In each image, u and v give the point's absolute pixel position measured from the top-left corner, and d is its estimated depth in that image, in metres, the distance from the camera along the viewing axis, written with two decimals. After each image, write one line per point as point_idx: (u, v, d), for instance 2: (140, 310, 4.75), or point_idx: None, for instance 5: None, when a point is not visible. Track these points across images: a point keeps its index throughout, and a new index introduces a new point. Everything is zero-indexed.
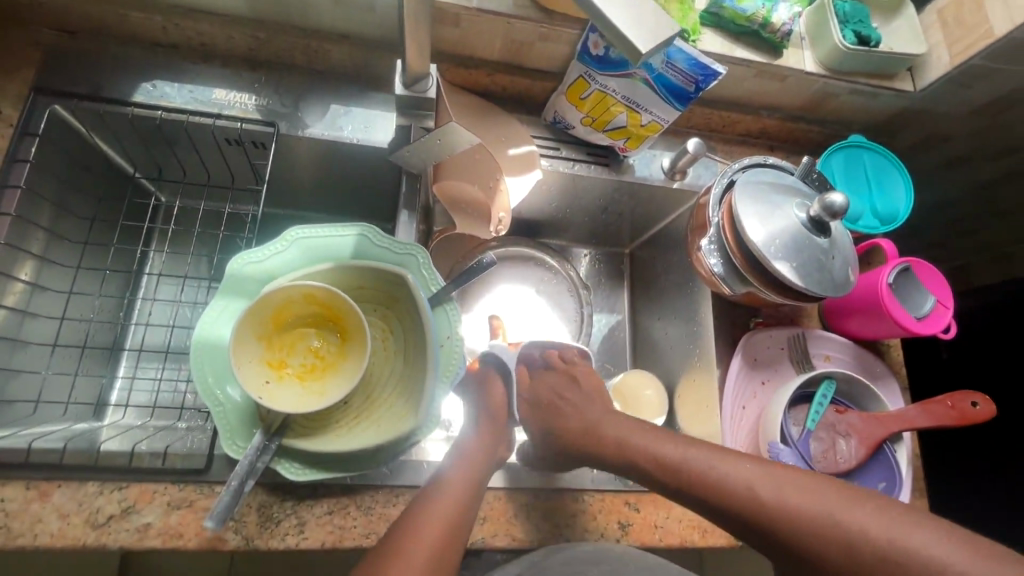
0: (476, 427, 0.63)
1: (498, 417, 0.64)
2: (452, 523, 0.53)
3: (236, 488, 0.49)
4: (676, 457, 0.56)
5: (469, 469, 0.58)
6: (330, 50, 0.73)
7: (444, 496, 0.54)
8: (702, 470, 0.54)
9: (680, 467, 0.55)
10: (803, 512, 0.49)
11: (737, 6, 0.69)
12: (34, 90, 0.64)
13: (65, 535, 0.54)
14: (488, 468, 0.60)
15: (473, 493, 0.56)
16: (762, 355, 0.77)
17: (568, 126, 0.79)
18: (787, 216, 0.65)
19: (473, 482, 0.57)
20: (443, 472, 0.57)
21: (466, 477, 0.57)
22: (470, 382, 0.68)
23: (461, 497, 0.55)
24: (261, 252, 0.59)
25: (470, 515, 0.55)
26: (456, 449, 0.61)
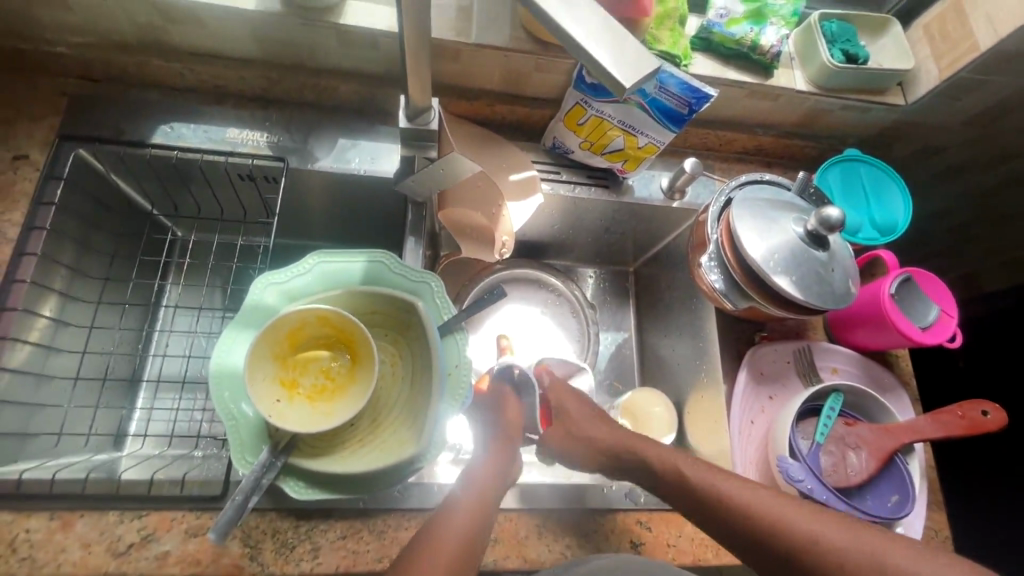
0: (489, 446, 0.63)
1: (509, 437, 0.64)
2: (465, 540, 0.52)
3: (241, 502, 0.50)
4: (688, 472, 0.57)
5: (479, 495, 0.57)
6: (337, 87, 0.76)
7: (442, 533, 0.52)
8: None
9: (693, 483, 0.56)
10: (827, 540, 0.49)
11: (725, 30, 0.72)
12: (60, 137, 0.68)
13: (87, 563, 0.56)
14: (500, 490, 0.59)
15: (480, 522, 0.54)
16: (768, 368, 0.77)
17: (568, 150, 0.81)
18: (784, 230, 0.66)
19: (481, 508, 0.56)
20: (454, 499, 0.56)
21: (475, 504, 0.56)
22: (483, 403, 0.69)
23: (464, 532, 0.53)
24: (284, 274, 0.62)
25: (480, 543, 0.53)
26: (468, 471, 0.60)
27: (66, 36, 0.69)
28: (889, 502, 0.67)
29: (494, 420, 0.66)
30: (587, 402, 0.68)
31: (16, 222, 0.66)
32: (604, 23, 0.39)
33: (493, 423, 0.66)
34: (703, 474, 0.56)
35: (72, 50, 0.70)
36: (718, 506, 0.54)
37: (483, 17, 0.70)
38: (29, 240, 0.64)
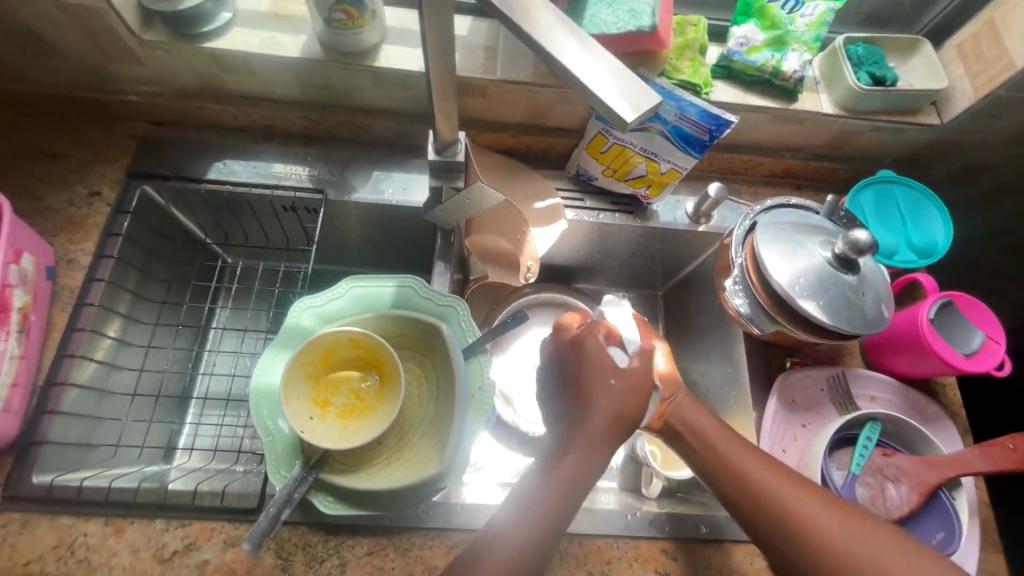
0: (592, 422, 0.55)
1: (617, 421, 0.56)
2: (540, 529, 0.52)
3: (273, 515, 0.54)
4: (724, 449, 0.59)
5: (564, 478, 0.54)
6: (371, 124, 0.81)
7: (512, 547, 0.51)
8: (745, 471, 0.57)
9: (723, 453, 0.59)
10: None
11: (746, 58, 0.73)
12: (128, 175, 0.76)
13: (136, 568, 0.60)
14: (585, 484, 0.55)
15: (555, 526, 0.53)
16: (800, 396, 0.75)
17: (592, 177, 0.83)
18: (810, 254, 0.66)
19: (558, 514, 0.53)
20: (534, 483, 0.54)
21: (557, 490, 0.53)
22: (597, 366, 0.57)
23: (537, 542, 0.51)
24: (320, 298, 0.67)
25: (557, 530, 0.53)
26: (550, 463, 0.55)
27: (137, 86, 0.77)
28: (934, 539, 0.63)
29: (612, 394, 0.56)
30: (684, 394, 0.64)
31: (89, 252, 0.73)
32: (609, 64, 0.41)
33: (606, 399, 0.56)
34: (734, 447, 0.59)
35: (141, 97, 0.78)
36: (748, 480, 0.56)
37: (508, 55, 0.74)
38: (99, 267, 0.71)
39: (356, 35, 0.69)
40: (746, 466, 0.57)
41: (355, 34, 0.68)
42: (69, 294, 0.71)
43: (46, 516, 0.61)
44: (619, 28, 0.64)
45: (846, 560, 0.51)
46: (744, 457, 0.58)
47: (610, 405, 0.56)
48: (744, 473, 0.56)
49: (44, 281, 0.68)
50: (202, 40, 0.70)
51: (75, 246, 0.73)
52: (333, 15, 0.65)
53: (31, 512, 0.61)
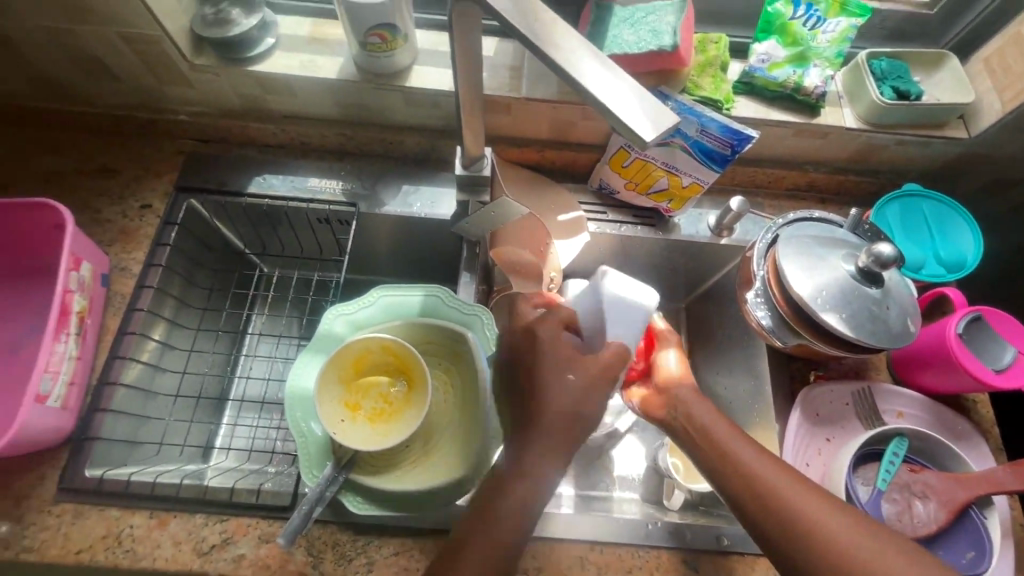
0: (552, 424, 0.56)
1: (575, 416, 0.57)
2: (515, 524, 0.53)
3: (306, 514, 0.58)
4: (734, 449, 0.58)
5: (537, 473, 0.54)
6: (402, 140, 0.85)
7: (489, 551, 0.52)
8: (757, 474, 0.56)
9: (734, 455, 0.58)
10: None
11: (768, 74, 0.74)
12: (177, 189, 0.82)
13: (177, 560, 0.63)
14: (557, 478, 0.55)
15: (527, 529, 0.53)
16: (824, 409, 0.74)
17: (614, 191, 0.85)
18: (832, 267, 0.66)
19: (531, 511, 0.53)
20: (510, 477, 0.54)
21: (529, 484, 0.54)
22: (552, 360, 0.58)
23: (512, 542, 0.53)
24: (352, 306, 0.71)
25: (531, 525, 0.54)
26: (519, 457, 0.55)
27: (186, 106, 0.83)
28: (964, 558, 0.62)
29: (568, 387, 0.57)
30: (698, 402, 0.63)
31: (139, 260, 0.78)
32: (627, 88, 0.44)
33: (572, 398, 0.56)
34: (748, 452, 0.58)
35: (190, 117, 0.84)
36: (758, 484, 0.55)
37: (533, 74, 0.77)
38: (148, 275, 0.76)
39: (389, 57, 0.73)
40: (757, 469, 0.56)
41: (388, 56, 0.72)
42: (121, 299, 0.76)
43: (96, 507, 0.65)
44: (641, 47, 0.66)
45: (857, 565, 0.50)
46: (755, 461, 0.57)
47: (565, 399, 0.57)
48: (754, 475, 0.56)
49: (99, 288, 0.73)
50: (246, 63, 0.74)
51: (127, 255, 0.78)
52: (368, 39, 0.69)
53: (84, 503, 0.65)
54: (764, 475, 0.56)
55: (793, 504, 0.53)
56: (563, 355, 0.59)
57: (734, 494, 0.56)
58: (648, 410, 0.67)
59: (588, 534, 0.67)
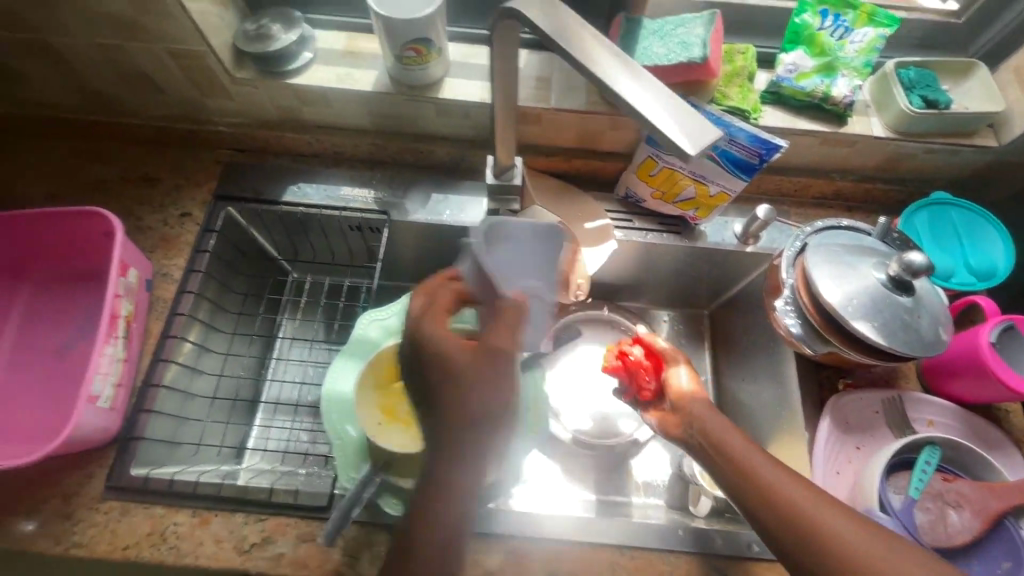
0: (468, 423, 0.54)
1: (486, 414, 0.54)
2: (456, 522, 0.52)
3: (342, 515, 0.59)
4: (750, 463, 0.58)
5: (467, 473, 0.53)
6: (433, 149, 0.87)
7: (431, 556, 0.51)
8: (773, 482, 0.56)
9: (747, 464, 0.58)
10: None
11: (795, 84, 0.75)
12: (216, 197, 0.85)
13: (219, 557, 0.65)
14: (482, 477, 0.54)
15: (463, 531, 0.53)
16: (854, 417, 0.74)
17: (641, 200, 0.86)
18: (863, 276, 0.66)
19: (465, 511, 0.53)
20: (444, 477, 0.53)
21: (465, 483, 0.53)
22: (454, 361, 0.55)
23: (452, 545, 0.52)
24: (385, 312, 0.73)
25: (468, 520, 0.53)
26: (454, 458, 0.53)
27: (225, 118, 0.86)
28: (999, 569, 0.62)
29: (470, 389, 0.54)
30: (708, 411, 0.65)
31: (180, 266, 0.81)
32: (672, 104, 0.45)
33: (475, 392, 0.54)
34: (768, 465, 0.57)
35: (229, 128, 0.87)
36: (772, 491, 0.55)
37: (562, 85, 0.79)
38: (189, 281, 0.78)
39: (423, 70, 0.75)
40: (770, 476, 0.56)
41: (422, 69, 0.74)
42: (163, 304, 0.79)
43: (142, 505, 0.67)
44: (671, 59, 0.67)
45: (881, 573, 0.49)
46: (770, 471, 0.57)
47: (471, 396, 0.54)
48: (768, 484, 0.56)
49: (143, 293, 0.76)
50: (285, 76, 0.77)
51: (169, 261, 0.81)
52: (404, 52, 0.72)
53: (130, 501, 0.67)
54: (779, 482, 0.55)
55: (812, 513, 0.52)
56: (447, 347, 0.56)
57: (753, 509, 0.56)
58: (667, 430, 0.70)
59: (617, 538, 0.68)
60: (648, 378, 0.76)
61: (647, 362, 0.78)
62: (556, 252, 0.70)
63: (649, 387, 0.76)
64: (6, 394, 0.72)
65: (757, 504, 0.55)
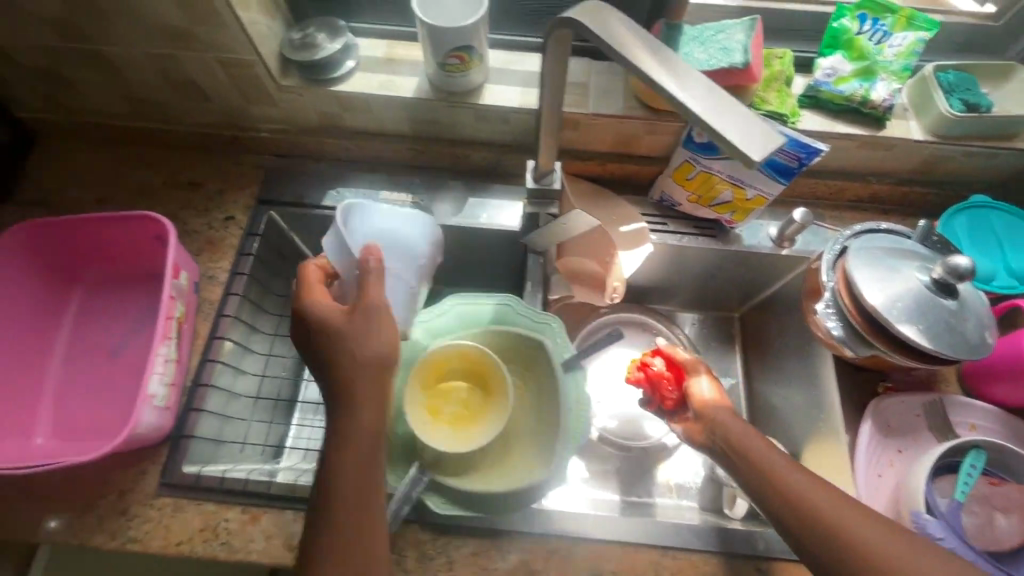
0: (362, 383, 0.55)
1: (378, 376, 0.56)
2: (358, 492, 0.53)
3: (393, 512, 0.63)
4: (778, 467, 0.58)
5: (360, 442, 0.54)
6: (470, 154, 0.88)
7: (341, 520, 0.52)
8: (797, 488, 0.55)
9: (772, 468, 0.58)
10: None
11: (834, 88, 0.75)
12: (258, 203, 0.87)
13: (270, 553, 0.66)
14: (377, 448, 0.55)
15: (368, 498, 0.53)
16: (894, 421, 0.74)
17: (676, 203, 0.87)
18: (906, 279, 0.66)
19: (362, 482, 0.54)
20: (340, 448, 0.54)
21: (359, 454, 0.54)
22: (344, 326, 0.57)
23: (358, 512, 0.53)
24: (428, 314, 0.75)
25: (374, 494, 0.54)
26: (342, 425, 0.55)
27: (268, 124, 0.88)
28: None
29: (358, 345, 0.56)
30: (731, 419, 0.65)
31: (225, 269, 0.83)
32: (740, 113, 0.46)
33: (363, 347, 0.56)
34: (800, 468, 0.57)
35: (270, 134, 0.89)
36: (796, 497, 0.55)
37: (600, 91, 0.80)
38: (233, 283, 0.80)
39: (464, 77, 0.76)
40: (795, 484, 0.56)
41: (463, 76, 0.76)
42: (210, 306, 0.81)
43: (193, 501, 0.69)
44: (712, 64, 0.68)
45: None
46: (795, 475, 0.56)
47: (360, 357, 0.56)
48: (794, 489, 0.55)
49: (192, 295, 0.78)
50: (329, 84, 0.79)
51: (214, 264, 0.83)
52: (447, 60, 0.73)
53: (182, 498, 0.69)
54: (803, 488, 0.55)
55: (838, 519, 0.52)
56: (326, 312, 0.58)
57: (776, 511, 0.56)
58: (691, 437, 0.70)
59: (657, 538, 0.69)
60: (670, 389, 0.75)
61: (669, 373, 0.77)
62: (420, 286, 0.70)
63: (672, 397, 0.75)
64: (62, 392, 0.75)
65: (778, 503, 0.56)
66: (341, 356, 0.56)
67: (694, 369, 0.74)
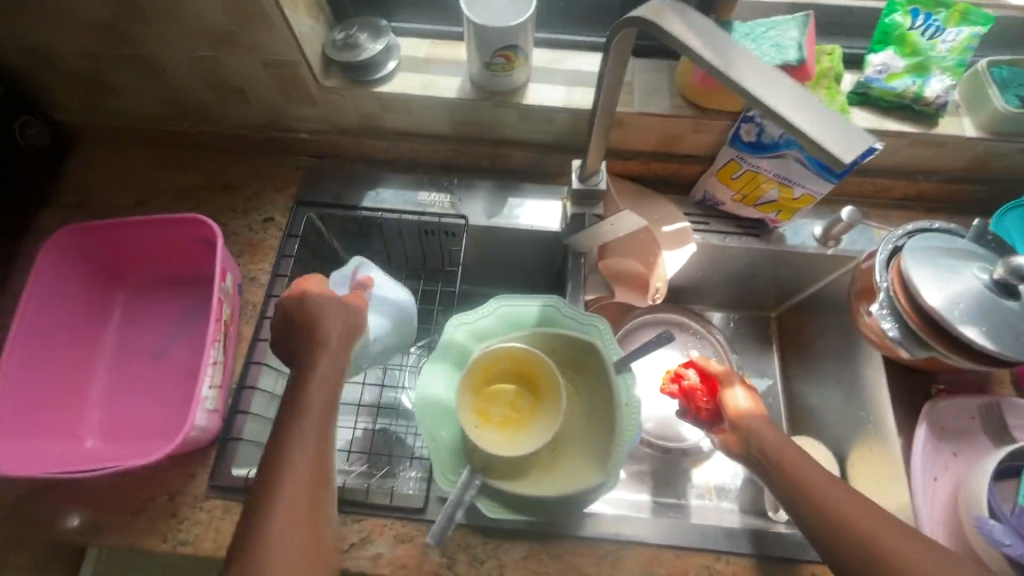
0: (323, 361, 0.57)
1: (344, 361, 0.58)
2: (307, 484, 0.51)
3: (447, 518, 0.61)
4: (820, 482, 0.56)
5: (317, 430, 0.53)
6: (509, 154, 0.87)
7: (285, 503, 0.49)
8: (836, 503, 0.53)
9: (808, 481, 0.56)
10: None
11: (886, 85, 0.74)
12: (297, 204, 0.86)
13: None
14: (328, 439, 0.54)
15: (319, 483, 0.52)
16: (949, 424, 0.73)
17: (719, 203, 0.86)
18: (966, 280, 0.65)
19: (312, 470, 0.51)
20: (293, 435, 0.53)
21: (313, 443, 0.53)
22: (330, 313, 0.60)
23: (304, 496, 0.50)
24: (471, 316, 0.73)
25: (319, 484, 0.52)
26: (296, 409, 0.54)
27: (307, 125, 0.87)
28: None
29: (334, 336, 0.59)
30: (766, 426, 0.64)
31: (266, 271, 0.83)
32: (823, 114, 0.44)
33: (331, 332, 0.59)
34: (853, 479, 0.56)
35: (309, 134, 0.89)
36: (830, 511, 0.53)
37: (646, 90, 0.79)
38: (275, 285, 0.80)
39: (509, 76, 0.75)
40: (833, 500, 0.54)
41: (508, 75, 0.75)
42: (252, 308, 0.80)
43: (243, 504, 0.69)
44: (766, 62, 0.67)
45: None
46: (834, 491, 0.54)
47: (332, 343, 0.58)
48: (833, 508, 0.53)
49: (236, 297, 0.77)
50: (372, 85, 0.79)
51: (255, 266, 0.83)
52: (494, 60, 0.72)
53: (231, 501, 0.69)
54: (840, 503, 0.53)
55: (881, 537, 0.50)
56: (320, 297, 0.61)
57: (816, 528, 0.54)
58: (727, 446, 0.68)
59: (707, 541, 0.68)
60: (705, 401, 0.73)
61: (702, 385, 0.74)
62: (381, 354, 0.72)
63: (707, 408, 0.73)
64: (112, 394, 0.75)
65: (812, 511, 0.54)
66: (315, 336, 0.58)
67: (728, 378, 0.72)
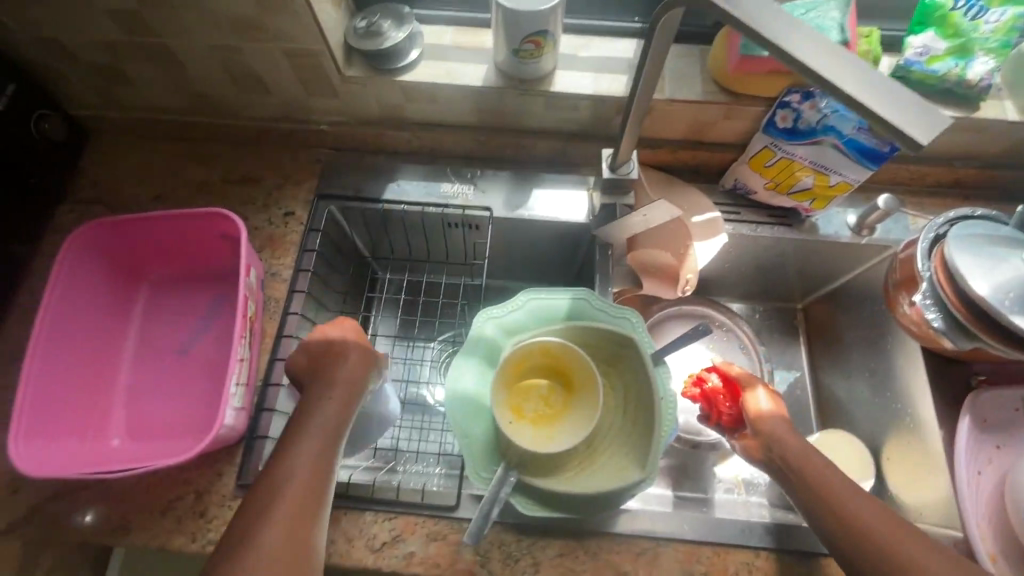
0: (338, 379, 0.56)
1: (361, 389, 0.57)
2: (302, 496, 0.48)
3: (484, 514, 0.58)
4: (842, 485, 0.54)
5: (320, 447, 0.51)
6: (533, 144, 0.86)
7: (281, 515, 0.46)
8: (850, 507, 0.52)
9: (823, 484, 0.55)
10: None
11: (927, 67, 0.71)
12: (317, 197, 0.84)
13: (351, 555, 0.65)
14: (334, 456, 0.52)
15: (319, 498, 0.48)
16: (993, 416, 0.71)
17: (750, 191, 0.84)
18: (1015, 267, 0.62)
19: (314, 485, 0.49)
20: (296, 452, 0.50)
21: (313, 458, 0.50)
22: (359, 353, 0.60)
23: (300, 515, 0.47)
24: (500, 310, 0.72)
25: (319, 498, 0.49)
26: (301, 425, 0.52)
27: (327, 116, 0.86)
28: None
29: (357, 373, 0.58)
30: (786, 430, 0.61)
31: (288, 266, 0.81)
32: (892, 93, 0.42)
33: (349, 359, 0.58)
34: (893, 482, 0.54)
35: (330, 126, 0.87)
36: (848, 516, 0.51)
37: (677, 76, 0.76)
38: (298, 280, 0.79)
39: (537, 63, 0.73)
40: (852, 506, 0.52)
41: (536, 62, 0.73)
42: (275, 304, 0.79)
43: None
44: None
45: None
46: (851, 494, 0.53)
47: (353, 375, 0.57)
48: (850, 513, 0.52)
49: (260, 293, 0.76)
50: (396, 73, 0.77)
51: (277, 261, 0.81)
52: (523, 46, 0.70)
53: None
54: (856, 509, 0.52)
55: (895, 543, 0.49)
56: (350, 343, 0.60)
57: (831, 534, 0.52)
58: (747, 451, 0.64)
59: (744, 538, 0.66)
60: (727, 404, 0.71)
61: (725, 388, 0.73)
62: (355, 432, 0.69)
63: (729, 413, 0.72)
64: (138, 392, 0.74)
65: (828, 518, 0.53)
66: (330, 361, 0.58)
67: (749, 382, 0.68)
